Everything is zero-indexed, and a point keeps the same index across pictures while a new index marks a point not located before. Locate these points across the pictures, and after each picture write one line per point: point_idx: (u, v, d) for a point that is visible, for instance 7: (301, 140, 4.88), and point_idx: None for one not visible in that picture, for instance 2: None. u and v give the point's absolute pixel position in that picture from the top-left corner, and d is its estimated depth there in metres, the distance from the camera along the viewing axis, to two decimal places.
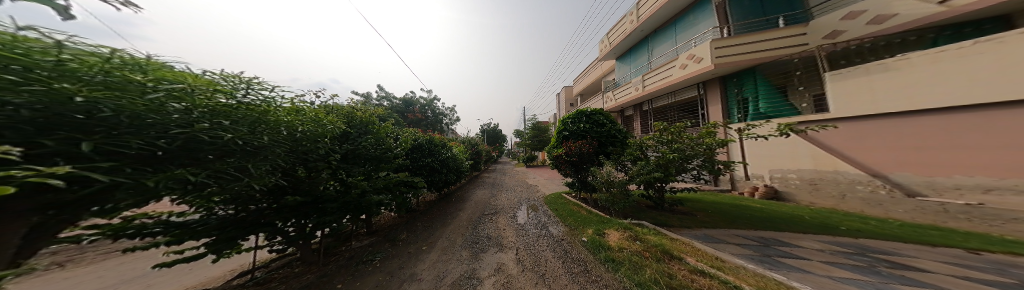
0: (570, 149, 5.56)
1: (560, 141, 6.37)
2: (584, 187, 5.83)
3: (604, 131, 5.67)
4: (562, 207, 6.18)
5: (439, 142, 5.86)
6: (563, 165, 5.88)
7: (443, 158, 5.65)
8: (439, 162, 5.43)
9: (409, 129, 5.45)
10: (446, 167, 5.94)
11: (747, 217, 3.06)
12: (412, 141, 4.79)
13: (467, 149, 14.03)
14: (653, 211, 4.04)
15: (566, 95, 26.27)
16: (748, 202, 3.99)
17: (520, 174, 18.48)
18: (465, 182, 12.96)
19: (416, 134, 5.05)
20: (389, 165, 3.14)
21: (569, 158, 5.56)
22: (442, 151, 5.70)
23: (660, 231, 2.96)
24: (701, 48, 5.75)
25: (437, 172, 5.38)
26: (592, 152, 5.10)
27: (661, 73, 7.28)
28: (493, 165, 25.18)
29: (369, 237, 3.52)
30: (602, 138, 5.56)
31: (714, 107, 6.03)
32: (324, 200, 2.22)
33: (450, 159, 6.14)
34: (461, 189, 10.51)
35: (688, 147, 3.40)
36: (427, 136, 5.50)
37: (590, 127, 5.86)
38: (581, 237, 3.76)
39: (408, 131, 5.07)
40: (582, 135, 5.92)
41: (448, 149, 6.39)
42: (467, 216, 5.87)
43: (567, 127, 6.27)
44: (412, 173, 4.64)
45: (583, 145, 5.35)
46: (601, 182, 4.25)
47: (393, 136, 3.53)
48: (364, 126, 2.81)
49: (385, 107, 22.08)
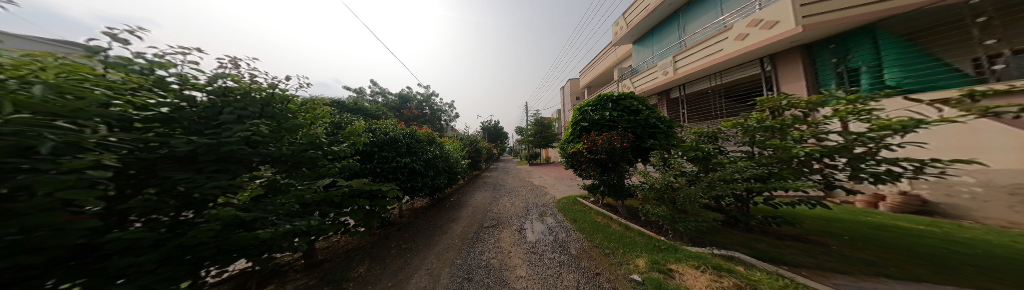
0: (594, 144, 4.30)
1: (579, 135, 5.20)
2: (612, 192, 4.53)
3: (638, 120, 4.35)
4: (584, 218, 5.11)
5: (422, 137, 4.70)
6: (584, 164, 4.64)
7: (427, 158, 4.43)
8: (423, 163, 4.20)
9: (385, 120, 4.32)
10: (433, 170, 4.76)
11: (963, 259, 1.83)
12: (385, 135, 3.61)
13: (465, 147, 13.01)
14: (731, 231, 2.75)
15: (571, 89, 24.75)
16: (885, 222, 2.67)
17: (524, 173, 17.32)
18: (462, 185, 11.81)
19: (389, 127, 3.87)
20: (318, 170, 1.92)
21: (593, 155, 4.27)
22: (427, 150, 4.52)
23: (791, 279, 1.72)
24: (774, 7, 4.35)
25: (421, 177, 4.18)
26: (625, 146, 3.82)
27: (704, 48, 5.83)
28: (494, 163, 24.06)
29: (304, 275, 2.36)
30: (635, 129, 4.24)
31: (790, 85, 4.51)
32: (109, 250, 0.97)
33: (439, 159, 5.00)
34: (457, 193, 9.38)
35: (823, 135, 1.97)
36: (406, 129, 4.34)
37: (619, 115, 4.61)
38: (628, 274, 2.43)
39: (381, 124, 3.91)
40: (608, 126, 4.68)
41: (435, 147, 5.24)
42: (461, 231, 4.68)
43: (587, 117, 5.13)
44: (383, 179, 3.40)
45: (612, 137, 4.07)
46: (652, 188, 2.95)
47: (328, 128, 2.29)
48: (264, 105, 1.62)
49: (380, 103, 21.35)
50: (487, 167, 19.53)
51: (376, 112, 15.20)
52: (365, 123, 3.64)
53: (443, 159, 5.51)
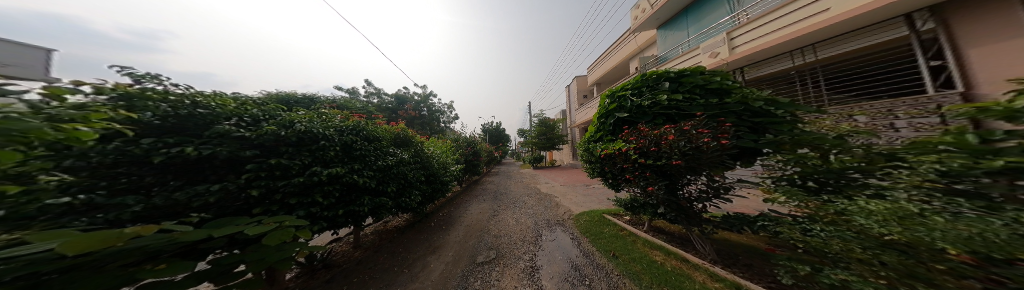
0: (651, 143, 2.68)
1: (617, 130, 3.84)
2: (682, 221, 2.83)
3: (712, 106, 2.77)
4: (624, 248, 3.58)
5: (376, 137, 3.19)
6: (629, 173, 3.04)
7: (376, 168, 2.96)
8: (370, 176, 2.75)
9: (322, 110, 2.87)
10: (393, 185, 3.28)
11: None
12: (295, 129, 2.11)
13: (462, 150, 11.66)
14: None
15: (577, 87, 23.26)
16: None
17: (528, 178, 15.87)
18: (455, 194, 10.33)
19: (305, 117, 2.31)
20: None
21: (654, 161, 2.60)
22: (376, 155, 3.07)
23: None
24: None
25: (368, 195, 2.77)
26: (726, 142, 2.05)
27: (784, 17, 4.76)
28: (495, 166, 22.77)
29: None
30: (722, 116, 2.55)
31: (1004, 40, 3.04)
32: None
33: (400, 168, 3.49)
34: (449, 207, 7.98)
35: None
36: (348, 124, 2.80)
37: (684, 100, 3.02)
38: None
39: (300, 112, 2.42)
40: (654, 116, 3.28)
41: (397, 150, 3.70)
42: (441, 274, 3.43)
43: (627, 105, 3.63)
44: (277, 211, 1.85)
45: (691, 129, 2.37)
46: (855, 252, 1.18)
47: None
48: None
49: (375, 104, 20.43)
50: (487, 171, 18.21)
51: (367, 113, 14.10)
52: (264, 108, 2.13)
53: (414, 168, 4.05)
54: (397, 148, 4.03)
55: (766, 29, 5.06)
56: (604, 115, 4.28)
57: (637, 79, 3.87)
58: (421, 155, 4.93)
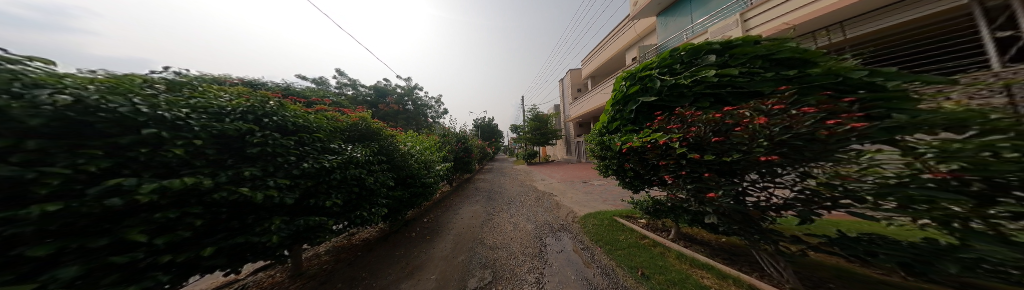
0: (705, 131, 1.99)
1: (646, 118, 3.20)
2: (741, 234, 2.13)
3: (784, 78, 2.01)
4: (653, 262, 3.06)
5: (292, 129, 2.15)
6: (668, 173, 2.42)
7: (294, 174, 1.90)
8: (280, 188, 1.69)
9: (204, 83, 1.81)
10: (331, 198, 2.24)
11: None
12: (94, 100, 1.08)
13: (450, 146, 10.59)
14: None
15: (570, 80, 22.62)
16: None
17: (522, 174, 15.21)
18: (443, 195, 9.30)
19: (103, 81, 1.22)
20: None
21: (712, 159, 1.85)
22: (294, 155, 1.99)
23: None
24: None
25: (279, 217, 1.75)
26: (862, 125, 1.13)
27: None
28: (487, 163, 21.76)
29: None
30: (821, 87, 1.75)
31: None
32: None
33: (347, 172, 2.44)
34: (435, 212, 7.01)
35: None
36: (231, 105, 1.75)
37: (735, 76, 2.29)
38: None
39: (147, 81, 1.41)
40: (695, 98, 2.60)
41: (343, 148, 2.64)
42: None
43: (654, 86, 2.95)
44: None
45: (787, 107, 1.54)
46: None
47: None
48: None
49: (350, 97, 18.44)
50: (479, 168, 17.26)
51: (338, 105, 12.43)
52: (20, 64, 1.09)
53: (373, 171, 3.01)
54: (348, 144, 2.98)
55: (773, 13, 5.29)
56: (622, 102, 3.73)
57: (665, 55, 3.15)
58: (390, 153, 3.85)
